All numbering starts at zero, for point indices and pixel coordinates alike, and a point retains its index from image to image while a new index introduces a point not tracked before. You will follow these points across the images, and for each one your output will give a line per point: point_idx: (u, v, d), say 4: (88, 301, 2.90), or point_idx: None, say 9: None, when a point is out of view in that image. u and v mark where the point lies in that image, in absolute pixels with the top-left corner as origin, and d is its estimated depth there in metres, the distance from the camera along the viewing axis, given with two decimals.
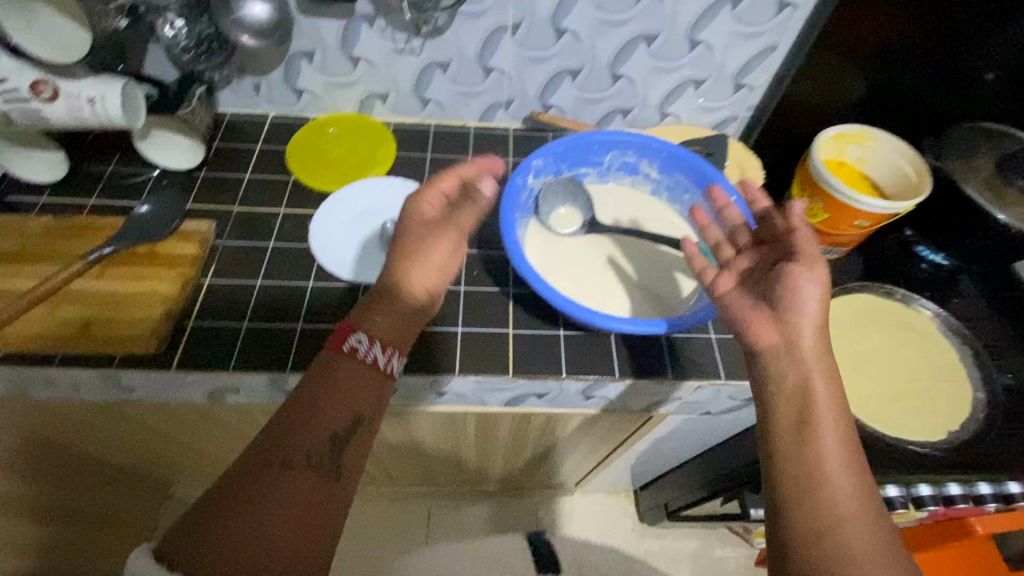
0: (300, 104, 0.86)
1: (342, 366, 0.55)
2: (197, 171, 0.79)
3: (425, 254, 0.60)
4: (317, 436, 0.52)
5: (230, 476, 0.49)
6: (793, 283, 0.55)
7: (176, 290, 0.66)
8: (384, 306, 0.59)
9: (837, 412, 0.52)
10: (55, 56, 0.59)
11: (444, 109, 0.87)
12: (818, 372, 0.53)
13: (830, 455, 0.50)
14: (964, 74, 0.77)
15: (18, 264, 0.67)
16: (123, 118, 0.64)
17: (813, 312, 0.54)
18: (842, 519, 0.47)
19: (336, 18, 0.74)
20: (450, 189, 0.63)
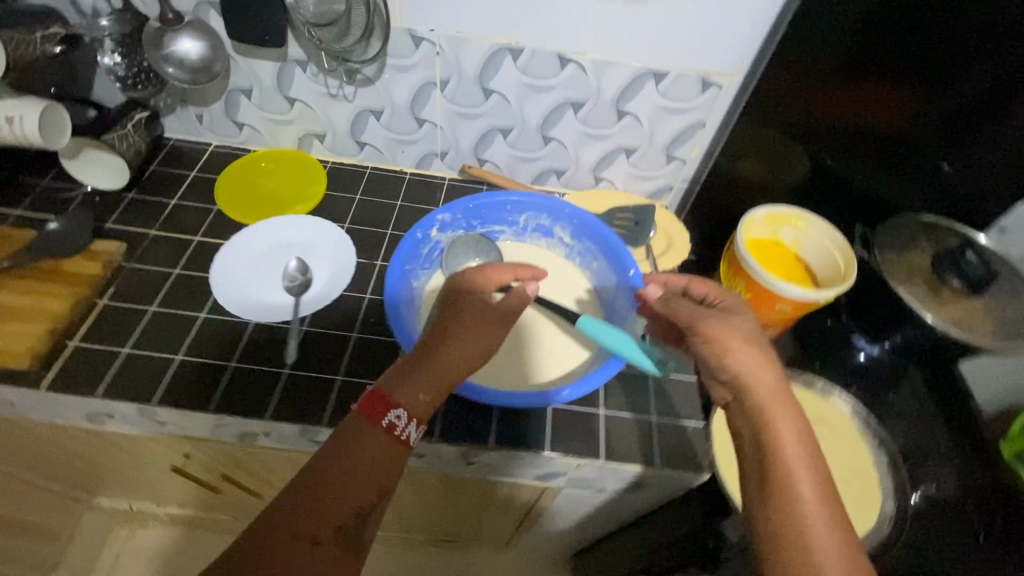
0: (241, 137, 0.88)
1: (376, 437, 0.50)
2: (126, 193, 0.81)
3: (472, 335, 0.55)
4: (343, 508, 0.47)
5: (246, 548, 0.43)
6: (717, 334, 0.53)
7: (65, 309, 0.67)
8: (429, 378, 0.53)
9: (805, 450, 0.48)
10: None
11: (381, 154, 0.88)
12: (777, 417, 0.49)
13: (809, 511, 0.45)
14: (917, 163, 0.68)
15: None
16: (39, 138, 0.66)
17: (746, 358, 0.52)
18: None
19: (271, 60, 0.76)
20: (504, 276, 0.61)
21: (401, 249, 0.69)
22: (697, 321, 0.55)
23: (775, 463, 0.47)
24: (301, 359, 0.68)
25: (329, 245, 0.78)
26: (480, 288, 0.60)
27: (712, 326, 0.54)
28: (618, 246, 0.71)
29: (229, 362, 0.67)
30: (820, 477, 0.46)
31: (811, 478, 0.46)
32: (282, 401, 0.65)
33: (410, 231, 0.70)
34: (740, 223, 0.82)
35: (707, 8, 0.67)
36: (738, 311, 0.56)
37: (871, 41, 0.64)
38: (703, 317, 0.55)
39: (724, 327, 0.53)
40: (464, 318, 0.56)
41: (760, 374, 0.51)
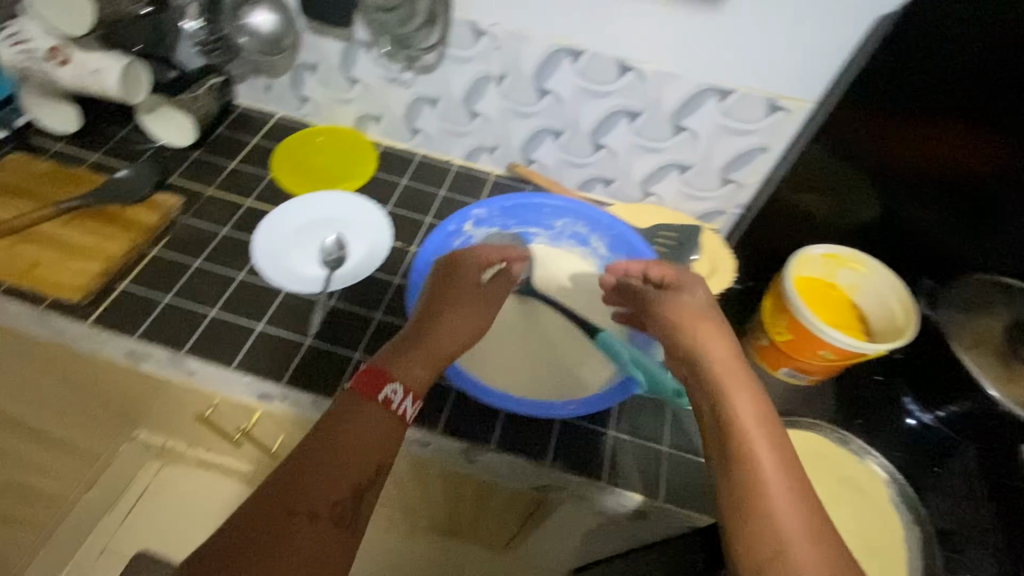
0: (303, 110, 0.91)
1: (372, 412, 0.50)
2: (192, 150, 0.86)
3: (461, 312, 0.60)
4: (342, 484, 0.46)
5: (245, 526, 0.43)
6: (672, 307, 0.58)
7: (120, 253, 0.72)
8: (423, 355, 0.56)
9: (761, 414, 0.49)
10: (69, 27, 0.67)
11: (433, 142, 0.89)
12: (733, 388, 0.50)
13: (771, 477, 0.45)
14: (1002, 220, 0.65)
15: (7, 197, 0.75)
16: (117, 90, 0.71)
17: (699, 333, 0.55)
18: (792, 547, 0.42)
19: (338, 40, 0.78)
20: (493, 257, 0.66)
21: (432, 238, 0.70)
22: (652, 305, 0.61)
23: (736, 433, 0.47)
24: (326, 331, 0.70)
25: (365, 224, 0.79)
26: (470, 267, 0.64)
27: (662, 306, 0.59)
28: None
29: (257, 324, 0.70)
30: (780, 444, 0.47)
31: (770, 444, 0.47)
32: (299, 370, 0.67)
33: (439, 226, 0.71)
34: (792, 258, 0.76)
35: (783, 27, 0.63)
36: (691, 288, 0.60)
37: (957, 82, 0.59)
38: (657, 300, 0.61)
39: (678, 306, 0.58)
40: (451, 297, 0.61)
41: (714, 346, 0.54)
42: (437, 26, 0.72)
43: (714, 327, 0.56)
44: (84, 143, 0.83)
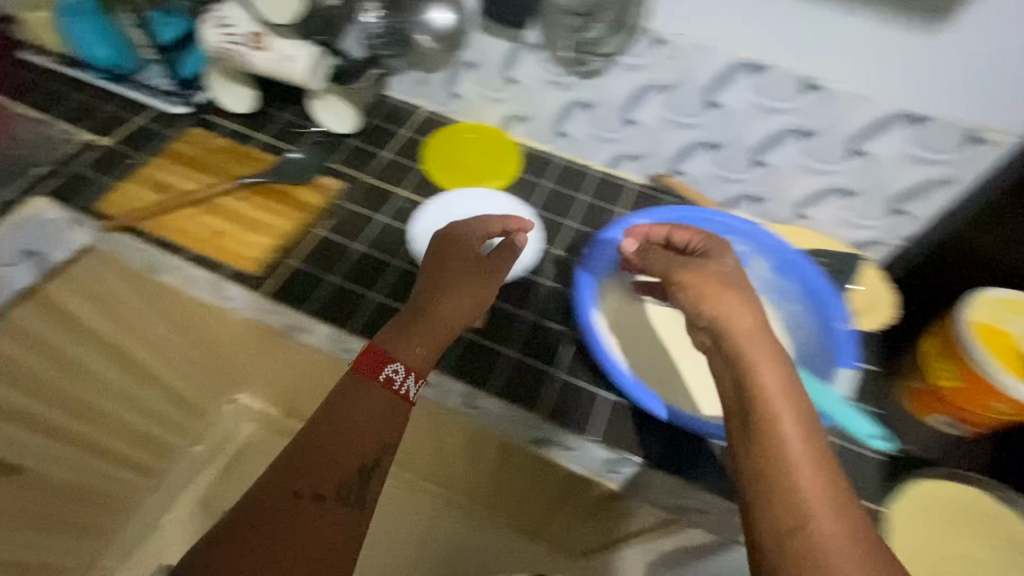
0: (452, 105, 0.93)
1: (375, 393, 0.60)
2: (349, 138, 0.89)
3: (459, 287, 0.66)
4: (347, 465, 0.58)
5: (266, 499, 0.55)
6: (694, 275, 0.59)
7: (292, 231, 0.76)
8: (426, 333, 0.64)
9: (786, 386, 0.53)
10: (274, 15, 0.71)
11: (578, 147, 0.89)
12: (762, 364, 0.54)
13: (793, 449, 0.49)
14: None
15: (191, 169, 0.80)
16: (307, 77, 0.75)
17: (725, 304, 0.57)
18: (813, 516, 0.46)
19: (507, 41, 0.79)
20: (493, 229, 0.71)
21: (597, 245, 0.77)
22: (672, 271, 0.61)
23: (761, 410, 0.52)
24: (488, 328, 0.74)
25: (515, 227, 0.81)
26: (472, 238, 0.69)
27: (681, 273, 0.60)
28: (824, 290, 0.68)
29: None
30: (803, 420, 0.51)
31: (794, 418, 0.51)
32: (461, 362, 0.72)
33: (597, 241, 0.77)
34: (961, 300, 0.68)
35: (998, 57, 0.60)
36: (718, 259, 0.61)
37: None
38: (678, 266, 0.61)
39: (703, 276, 0.58)
40: (448, 273, 0.67)
41: (738, 318, 0.56)
42: (620, 34, 0.73)
43: (740, 297, 0.57)
44: (253, 123, 0.89)
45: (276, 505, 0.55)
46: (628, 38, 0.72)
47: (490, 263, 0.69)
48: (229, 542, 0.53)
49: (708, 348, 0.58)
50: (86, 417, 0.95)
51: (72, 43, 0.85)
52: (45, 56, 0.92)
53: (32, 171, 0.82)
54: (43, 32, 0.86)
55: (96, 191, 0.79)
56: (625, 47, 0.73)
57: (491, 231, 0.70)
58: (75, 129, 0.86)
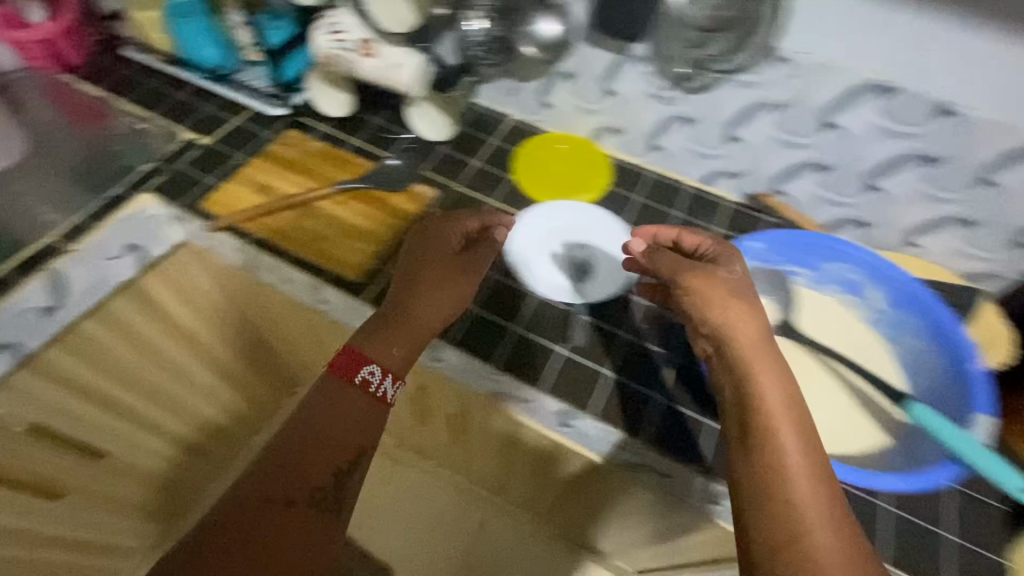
0: (541, 114, 0.92)
1: (351, 396, 0.61)
2: (439, 146, 0.89)
3: (442, 288, 0.67)
4: (323, 469, 0.58)
5: (239, 505, 0.55)
6: (696, 287, 0.60)
7: (389, 237, 0.77)
8: (407, 335, 0.64)
9: (786, 397, 0.54)
10: (389, 25, 0.72)
11: (671, 161, 0.87)
12: (761, 374, 0.55)
13: (792, 461, 0.50)
14: None
15: (292, 173, 0.82)
16: (410, 85, 0.75)
17: (730, 311, 0.58)
18: (810, 528, 0.47)
19: (613, 52, 0.78)
20: (470, 225, 0.72)
21: None
22: (680, 275, 0.62)
23: (758, 420, 0.53)
24: (586, 346, 0.73)
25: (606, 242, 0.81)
26: (449, 237, 0.70)
27: (691, 277, 0.61)
28: (948, 322, 0.66)
29: (514, 325, 0.75)
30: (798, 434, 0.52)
31: (793, 430, 0.52)
32: (560, 381, 0.71)
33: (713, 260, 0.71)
34: None
35: None
36: (727, 264, 0.61)
37: None
38: (687, 272, 0.62)
39: (710, 281, 0.59)
40: (432, 274, 0.67)
41: (742, 325, 0.57)
42: (742, 52, 0.71)
43: (746, 307, 0.58)
44: (345, 127, 0.90)
45: (249, 512, 0.55)
46: (752, 57, 0.71)
47: (468, 261, 0.70)
48: (198, 549, 0.52)
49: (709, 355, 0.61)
50: (182, 417, 0.95)
51: (183, 41, 0.88)
52: (148, 55, 0.95)
53: (138, 168, 0.84)
54: (153, 31, 0.89)
55: (199, 191, 0.81)
56: (745, 66, 0.72)
57: (468, 229, 0.71)
58: (176, 128, 0.88)
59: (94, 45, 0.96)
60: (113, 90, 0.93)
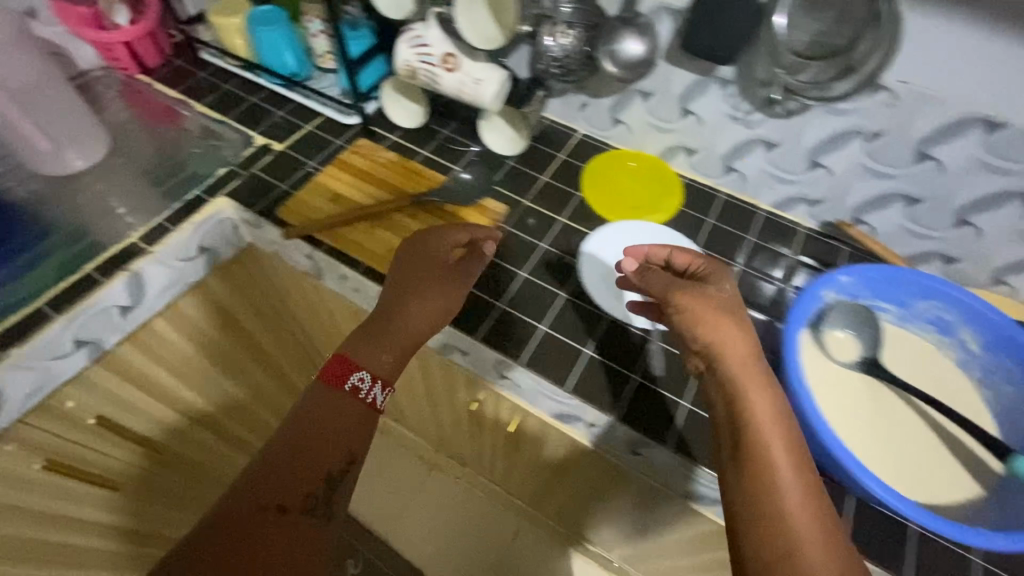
0: (611, 131, 0.91)
1: (342, 402, 0.63)
2: (508, 159, 0.89)
3: (430, 298, 0.68)
4: (315, 475, 0.59)
5: (231, 513, 0.55)
6: (691, 304, 0.57)
7: None
8: (393, 342, 0.67)
9: (773, 414, 0.52)
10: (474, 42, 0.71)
11: (745, 184, 0.85)
12: (752, 389, 0.53)
13: (783, 477, 0.49)
14: None
15: (365, 183, 0.82)
16: (491, 101, 0.75)
17: (720, 330, 0.55)
18: (802, 543, 0.46)
19: (695, 73, 0.77)
20: (460, 238, 0.70)
21: (799, 306, 0.66)
22: (672, 293, 0.59)
23: (751, 437, 0.51)
24: (663, 376, 0.71)
25: None
26: (439, 249, 0.69)
27: (686, 297, 0.57)
28: None
29: (584, 348, 0.73)
30: (789, 449, 0.50)
31: (784, 445, 0.50)
32: (636, 408, 0.69)
33: (807, 290, 0.67)
34: None
35: None
36: (717, 283, 0.59)
37: None
38: (678, 289, 0.59)
39: (699, 297, 0.57)
40: (421, 284, 0.68)
41: (730, 343, 0.54)
42: (850, 79, 0.66)
43: (739, 327, 0.55)
44: (416, 138, 0.90)
45: (242, 519, 0.55)
46: (858, 86, 0.66)
47: (457, 273, 0.70)
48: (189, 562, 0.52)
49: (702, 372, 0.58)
50: None
51: (260, 46, 0.89)
52: (222, 58, 0.96)
53: (215, 172, 0.85)
54: (234, 36, 0.91)
55: (275, 198, 0.82)
56: (846, 94, 0.67)
57: (459, 241, 0.70)
58: (249, 133, 0.89)
59: (168, 48, 0.98)
60: (189, 93, 0.95)
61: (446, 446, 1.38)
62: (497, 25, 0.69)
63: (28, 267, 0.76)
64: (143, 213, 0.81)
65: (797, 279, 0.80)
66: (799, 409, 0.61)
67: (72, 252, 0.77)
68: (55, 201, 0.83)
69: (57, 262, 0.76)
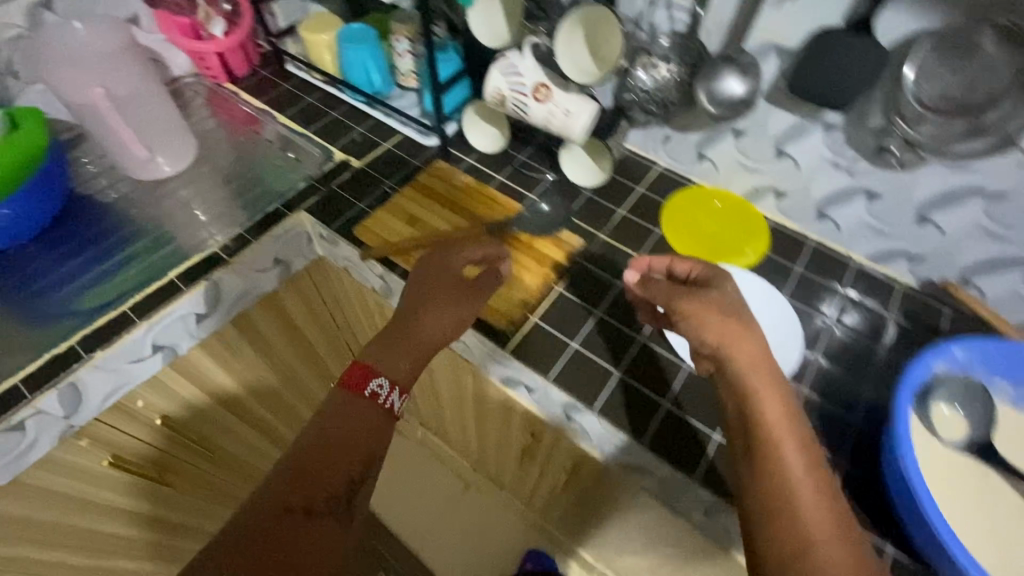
0: (695, 167, 0.87)
1: (361, 407, 0.61)
2: (585, 189, 0.87)
3: (442, 306, 0.67)
4: (336, 476, 0.56)
5: (250, 514, 0.51)
6: (695, 312, 0.53)
7: (537, 286, 0.75)
8: (407, 346, 0.65)
9: (786, 414, 0.49)
10: (568, 73, 0.68)
11: (838, 233, 0.80)
12: (760, 387, 0.49)
13: (796, 477, 0.46)
14: None
15: (443, 208, 0.83)
16: (581, 134, 0.73)
17: (726, 328, 0.51)
18: (816, 541, 0.44)
19: (797, 115, 0.73)
20: (472, 254, 0.70)
21: (910, 375, 0.62)
22: (674, 300, 0.55)
23: (761, 437, 0.48)
24: None
25: (771, 318, 0.73)
26: (453, 265, 0.70)
27: (688, 302, 0.54)
28: None
29: (662, 400, 0.68)
30: (802, 448, 0.48)
31: (796, 444, 0.47)
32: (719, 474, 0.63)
33: (915, 364, 0.62)
34: None
35: None
36: (719, 286, 0.56)
37: None
38: (678, 295, 0.55)
39: (699, 300, 0.53)
40: (434, 293, 0.68)
41: (738, 343, 0.51)
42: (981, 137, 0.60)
43: (749, 328, 0.52)
44: (493, 164, 0.89)
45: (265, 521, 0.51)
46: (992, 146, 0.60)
47: (469, 288, 0.70)
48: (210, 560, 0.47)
49: (711, 374, 0.54)
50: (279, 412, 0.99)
51: (347, 64, 0.90)
52: (308, 72, 0.98)
53: (294, 186, 0.86)
54: (322, 52, 0.93)
55: (352, 215, 0.82)
56: (975, 154, 0.62)
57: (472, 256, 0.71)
58: (329, 148, 0.90)
59: (257, 58, 1.00)
60: (273, 104, 0.97)
61: (484, 468, 1.35)
62: (594, 59, 0.67)
63: (118, 268, 0.78)
64: (225, 222, 0.83)
65: (893, 341, 0.74)
66: (912, 495, 0.56)
67: (159, 257, 0.79)
68: (140, 204, 0.85)
69: (144, 265, 0.78)
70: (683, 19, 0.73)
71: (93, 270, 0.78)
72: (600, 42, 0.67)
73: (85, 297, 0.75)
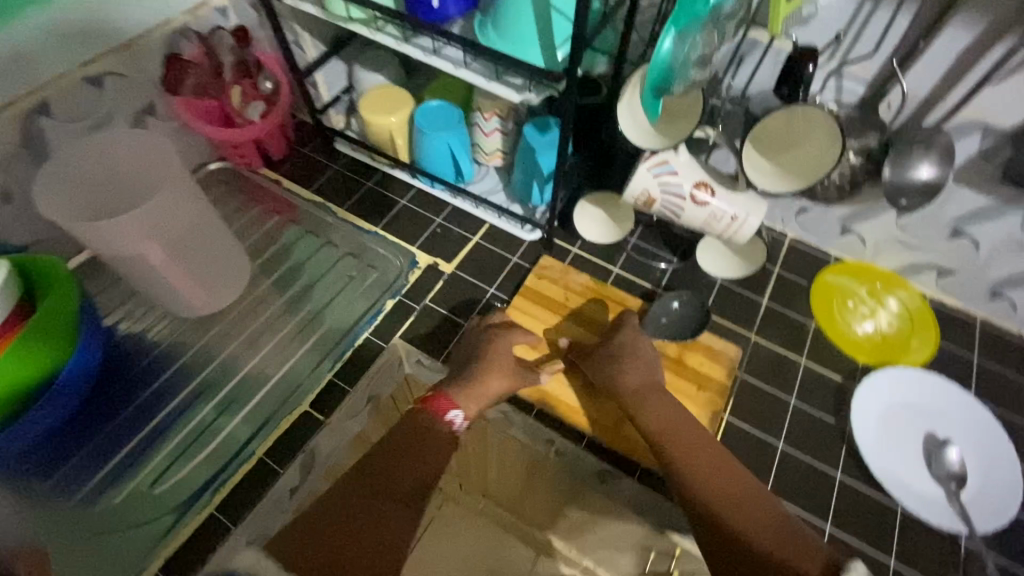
0: (835, 241, 0.77)
1: (437, 433, 0.53)
2: (717, 279, 0.75)
3: (498, 372, 0.60)
4: (413, 474, 0.49)
5: (319, 513, 0.44)
6: (602, 364, 0.63)
7: (707, 419, 0.63)
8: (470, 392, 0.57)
9: (670, 422, 0.56)
10: (761, 178, 0.58)
11: (1014, 313, 0.71)
12: (643, 405, 0.58)
13: (692, 465, 0.52)
14: None
15: (565, 320, 0.69)
16: (746, 240, 0.62)
17: (620, 372, 0.61)
18: (730, 512, 0.47)
19: (988, 197, 0.62)
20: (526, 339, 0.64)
21: None
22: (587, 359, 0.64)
23: (660, 445, 0.55)
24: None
25: (981, 431, 0.63)
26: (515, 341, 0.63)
27: (602, 360, 0.63)
28: None
29: (889, 558, 0.58)
30: (691, 440, 0.54)
31: (687, 441, 0.54)
32: None
33: None
34: None
35: None
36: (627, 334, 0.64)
37: None
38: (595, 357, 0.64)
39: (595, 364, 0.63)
40: (493, 361, 0.60)
41: (629, 372, 0.61)
42: None
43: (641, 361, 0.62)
44: (608, 255, 0.77)
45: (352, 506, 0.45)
46: None
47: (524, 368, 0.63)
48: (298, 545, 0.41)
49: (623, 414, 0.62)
50: None
51: (421, 148, 0.74)
52: (361, 151, 0.83)
53: (382, 304, 0.72)
54: (380, 129, 0.75)
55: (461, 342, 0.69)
56: None
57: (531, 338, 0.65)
58: (411, 251, 0.76)
59: (293, 133, 0.85)
60: (329, 193, 0.81)
61: None
62: (785, 168, 0.58)
63: (197, 436, 0.62)
64: (306, 359, 0.68)
65: None
66: None
67: (244, 415, 0.64)
68: (197, 344, 0.69)
69: (228, 430, 0.63)
70: (858, 90, 0.60)
71: (162, 446, 0.61)
72: (789, 136, 0.58)
73: (163, 486, 0.59)
